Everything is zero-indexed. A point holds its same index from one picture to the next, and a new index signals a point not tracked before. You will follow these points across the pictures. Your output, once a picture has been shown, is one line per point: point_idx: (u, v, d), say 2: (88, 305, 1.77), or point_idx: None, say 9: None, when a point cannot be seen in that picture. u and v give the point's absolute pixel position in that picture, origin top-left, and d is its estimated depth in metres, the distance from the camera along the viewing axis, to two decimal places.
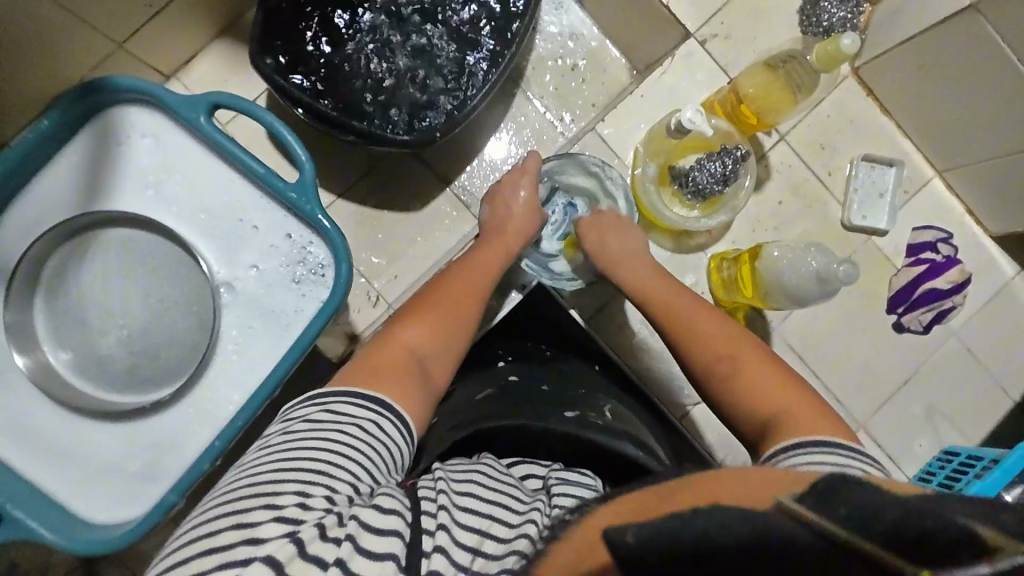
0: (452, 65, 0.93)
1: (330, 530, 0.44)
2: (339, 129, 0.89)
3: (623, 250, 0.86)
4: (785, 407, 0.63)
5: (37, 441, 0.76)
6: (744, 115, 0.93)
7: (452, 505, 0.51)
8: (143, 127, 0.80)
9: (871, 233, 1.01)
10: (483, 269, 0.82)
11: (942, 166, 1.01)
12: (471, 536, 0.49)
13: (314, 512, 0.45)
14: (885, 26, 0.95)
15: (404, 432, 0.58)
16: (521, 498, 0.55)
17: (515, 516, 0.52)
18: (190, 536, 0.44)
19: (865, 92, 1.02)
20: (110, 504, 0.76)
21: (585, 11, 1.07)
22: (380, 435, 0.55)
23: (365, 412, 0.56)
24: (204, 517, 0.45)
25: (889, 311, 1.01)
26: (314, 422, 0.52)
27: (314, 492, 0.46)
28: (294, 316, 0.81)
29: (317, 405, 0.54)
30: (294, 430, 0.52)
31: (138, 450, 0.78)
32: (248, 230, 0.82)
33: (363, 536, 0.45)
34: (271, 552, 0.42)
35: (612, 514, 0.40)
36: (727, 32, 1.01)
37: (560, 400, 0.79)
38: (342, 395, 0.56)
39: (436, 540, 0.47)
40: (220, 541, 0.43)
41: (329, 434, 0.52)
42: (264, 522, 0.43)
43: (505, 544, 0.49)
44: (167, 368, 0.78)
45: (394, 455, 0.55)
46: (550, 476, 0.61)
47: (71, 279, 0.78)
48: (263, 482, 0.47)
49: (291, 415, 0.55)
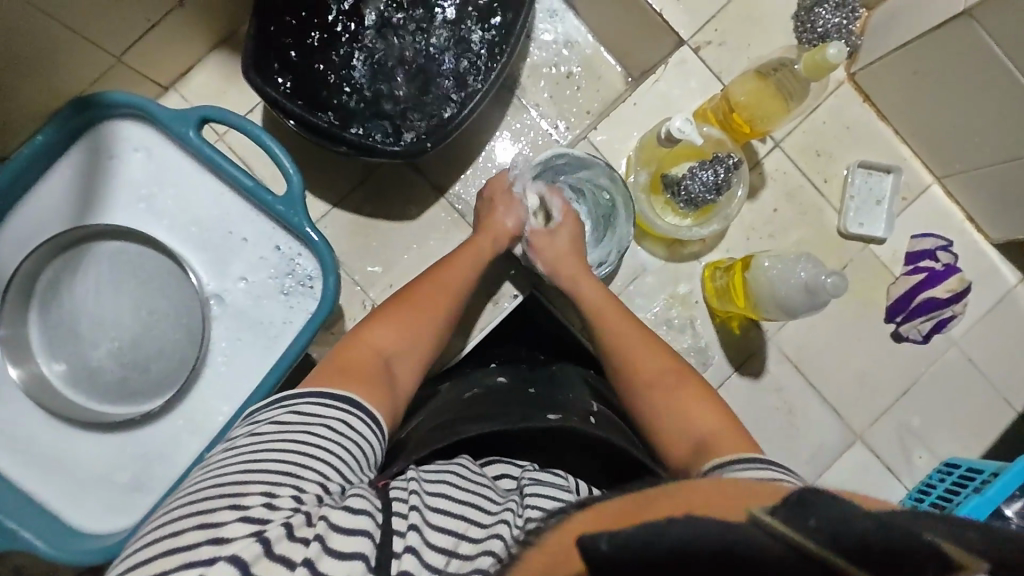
0: (444, 76, 0.93)
1: (298, 530, 0.45)
2: (331, 141, 0.90)
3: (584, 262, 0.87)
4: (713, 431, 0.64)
5: (32, 451, 0.77)
6: (737, 123, 0.93)
7: (423, 506, 0.51)
8: (135, 140, 0.81)
9: (868, 241, 1.00)
10: (464, 277, 0.83)
11: (941, 172, 1.00)
12: (444, 538, 0.49)
13: (280, 512, 0.46)
14: (882, 33, 0.94)
15: (373, 428, 0.59)
16: (494, 500, 0.55)
17: (487, 517, 0.52)
18: (158, 535, 0.45)
19: (862, 97, 1.01)
20: (102, 513, 0.77)
21: (580, 19, 1.06)
22: (348, 433, 0.56)
23: (333, 411, 0.56)
24: (172, 518, 0.46)
25: (887, 320, 1.00)
26: (283, 424, 0.53)
27: (280, 492, 0.47)
28: (282, 328, 0.82)
29: (286, 406, 0.55)
30: (262, 430, 0.53)
31: (128, 461, 0.78)
32: (237, 242, 0.82)
33: (331, 536, 0.45)
34: (236, 552, 0.42)
35: (588, 520, 0.40)
36: (722, 39, 1.00)
37: (543, 401, 0.79)
38: (310, 396, 0.57)
39: (407, 540, 0.47)
40: (185, 540, 0.43)
41: (296, 434, 0.52)
42: (229, 523, 0.44)
43: (477, 545, 0.49)
44: (157, 380, 0.79)
45: (365, 450, 0.56)
46: (524, 477, 0.61)
47: (64, 293, 0.79)
48: (230, 484, 0.47)
49: (258, 418, 0.55)
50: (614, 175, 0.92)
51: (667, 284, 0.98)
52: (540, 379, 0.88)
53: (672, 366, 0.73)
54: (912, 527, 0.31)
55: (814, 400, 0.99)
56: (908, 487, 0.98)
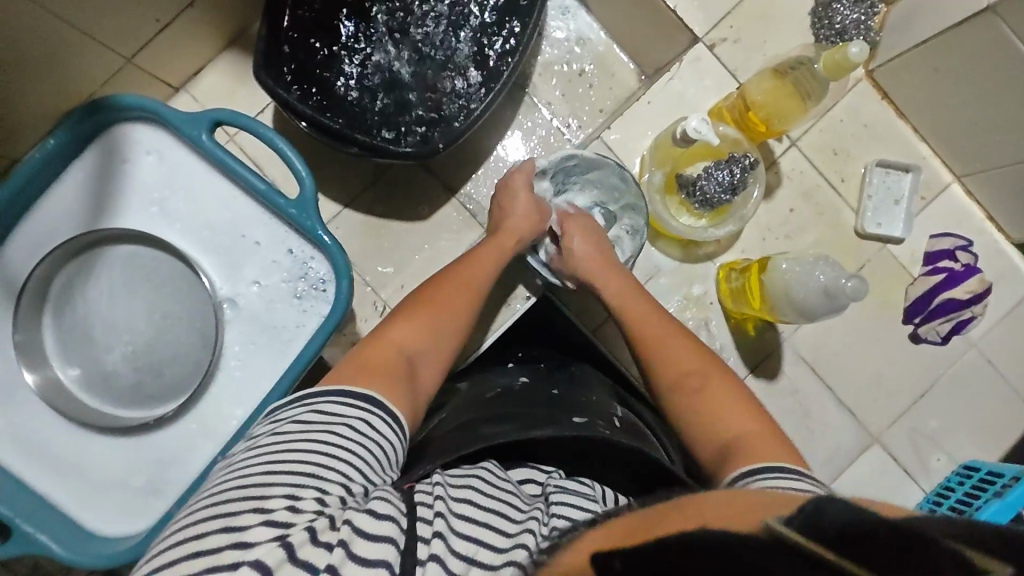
0: (455, 74, 0.92)
1: (322, 534, 0.44)
2: (342, 142, 0.88)
3: (603, 258, 0.88)
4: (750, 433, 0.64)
5: (46, 455, 0.77)
6: (752, 122, 0.91)
7: (449, 512, 0.50)
8: (148, 143, 0.81)
9: (885, 241, 0.99)
10: (485, 273, 0.82)
11: (961, 171, 0.98)
12: (468, 546, 0.48)
13: (304, 515, 0.45)
14: (901, 29, 0.93)
15: (394, 427, 0.58)
16: (519, 507, 0.55)
17: (513, 526, 0.52)
18: (179, 537, 0.45)
19: (881, 95, 0.99)
20: (117, 517, 0.78)
21: (592, 16, 1.05)
22: (370, 433, 0.55)
23: (354, 410, 0.56)
24: (194, 519, 0.46)
25: (905, 321, 0.99)
26: (304, 423, 0.53)
27: (304, 494, 0.47)
28: (296, 332, 0.82)
29: (306, 405, 0.55)
30: (284, 430, 0.52)
31: (143, 464, 0.79)
32: (249, 245, 0.82)
33: (354, 541, 0.45)
34: (259, 556, 0.42)
35: (601, 536, 0.40)
36: (737, 35, 0.99)
37: (566, 404, 0.77)
38: (330, 394, 0.57)
39: (431, 548, 0.47)
40: (207, 543, 0.43)
41: (317, 434, 0.52)
42: (252, 527, 0.44)
43: (501, 555, 0.49)
44: (171, 385, 0.79)
45: (387, 451, 0.55)
46: (549, 484, 0.61)
47: (77, 297, 0.79)
48: (252, 486, 0.47)
49: (280, 417, 0.55)
50: (622, 173, 0.91)
51: (681, 285, 0.97)
52: (562, 379, 0.86)
53: (705, 363, 0.72)
54: (937, 533, 0.31)
55: (830, 403, 0.98)
56: (926, 490, 0.97)
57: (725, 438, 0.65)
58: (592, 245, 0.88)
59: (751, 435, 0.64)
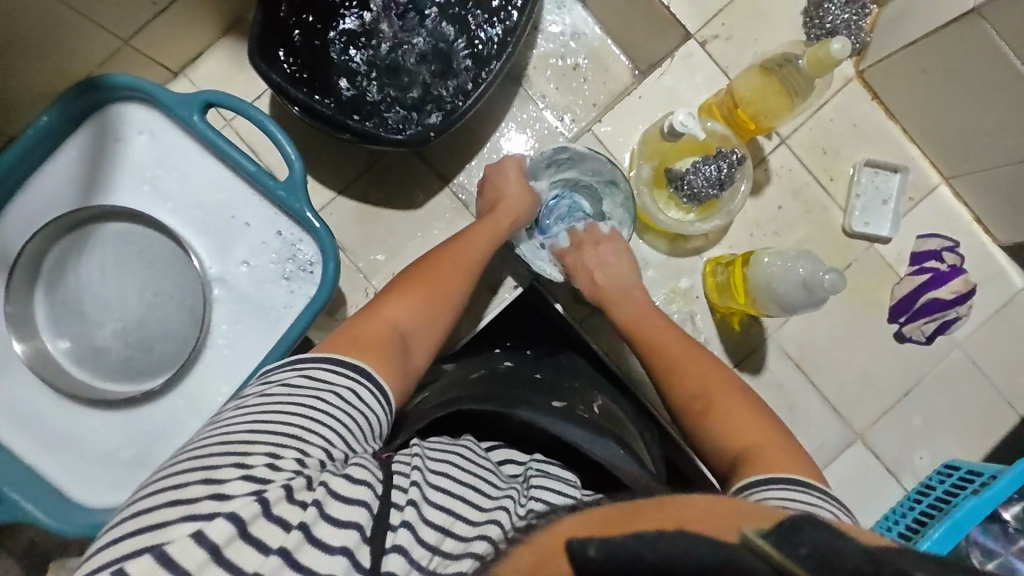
0: (448, 66, 0.93)
1: (297, 493, 0.45)
2: (331, 126, 0.89)
3: (611, 276, 0.88)
4: (755, 443, 0.65)
5: (35, 426, 0.79)
6: (741, 119, 0.92)
7: (425, 483, 0.51)
8: (139, 124, 0.82)
9: (873, 240, 0.99)
10: (475, 253, 0.83)
11: (949, 173, 0.99)
12: (442, 517, 0.49)
13: (282, 473, 0.46)
14: (891, 30, 0.94)
15: (381, 399, 0.59)
16: (495, 484, 0.56)
17: (487, 501, 0.53)
18: (160, 486, 0.46)
19: (871, 96, 1.00)
20: (103, 489, 0.79)
21: (588, 11, 1.06)
22: (356, 402, 0.56)
23: (344, 378, 0.57)
24: (176, 470, 0.47)
25: (890, 321, 0.99)
26: (293, 386, 0.54)
27: (284, 454, 0.48)
28: (284, 312, 0.83)
29: (297, 368, 0.56)
30: (272, 391, 0.54)
31: (129, 438, 0.80)
32: (239, 226, 0.83)
33: (328, 503, 0.46)
34: (235, 509, 0.43)
35: (579, 524, 0.37)
36: (729, 33, 1.00)
37: (551, 390, 0.79)
38: (322, 360, 0.58)
39: (403, 515, 0.47)
40: (187, 494, 0.44)
41: (303, 398, 0.53)
42: (231, 480, 0.45)
43: (474, 528, 0.50)
44: (158, 360, 0.81)
45: (370, 421, 0.57)
46: (530, 466, 0.62)
47: (69, 271, 0.81)
48: (235, 442, 0.48)
49: (269, 378, 0.56)
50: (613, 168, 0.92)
51: (669, 278, 0.97)
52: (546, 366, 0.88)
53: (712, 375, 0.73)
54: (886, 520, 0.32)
55: (814, 399, 0.98)
56: (907, 488, 0.97)
57: (734, 450, 0.66)
58: (595, 263, 0.89)
59: (762, 445, 0.65)
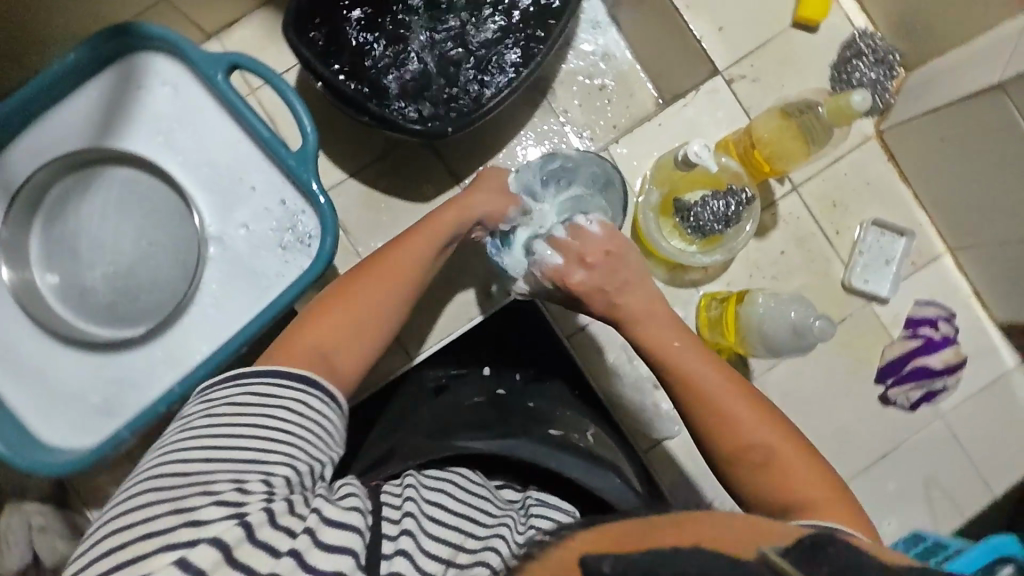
0: (476, 66, 0.94)
1: (281, 516, 0.46)
2: (351, 107, 0.89)
3: (621, 284, 0.76)
4: (811, 497, 0.62)
5: (10, 357, 0.78)
6: (755, 160, 0.92)
7: (419, 513, 0.52)
8: (164, 76, 0.82)
9: (870, 299, 0.99)
10: (425, 255, 0.74)
11: (954, 243, 0.99)
12: (442, 547, 0.49)
13: (254, 495, 0.47)
14: (915, 95, 0.95)
15: (330, 407, 0.59)
16: (491, 514, 0.57)
17: (482, 530, 0.53)
18: (125, 522, 0.45)
19: (887, 156, 1.00)
20: (67, 429, 0.78)
21: (622, 34, 1.08)
22: (308, 413, 0.56)
23: (289, 391, 0.56)
24: (140, 504, 0.46)
25: (877, 380, 0.99)
26: (238, 406, 0.53)
27: (248, 477, 0.48)
28: (275, 280, 0.82)
29: (238, 387, 0.55)
30: (219, 413, 0.53)
31: (102, 383, 0.79)
32: (245, 190, 0.83)
33: (320, 530, 0.46)
34: (219, 533, 0.43)
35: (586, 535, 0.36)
36: (756, 75, 1.00)
37: (538, 421, 0.84)
38: (262, 374, 0.56)
39: (397, 544, 0.47)
40: (160, 525, 0.44)
41: (254, 418, 0.53)
42: (205, 507, 0.45)
43: (472, 555, 0.50)
44: (142, 308, 0.81)
45: (325, 431, 0.57)
46: (530, 498, 0.65)
47: (70, 209, 0.81)
48: (196, 473, 0.48)
49: (211, 397, 0.55)
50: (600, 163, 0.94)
51: None
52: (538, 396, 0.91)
53: (753, 405, 0.67)
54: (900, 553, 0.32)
55: None
56: None
57: (787, 502, 0.62)
58: (604, 267, 0.77)
59: (820, 500, 0.61)
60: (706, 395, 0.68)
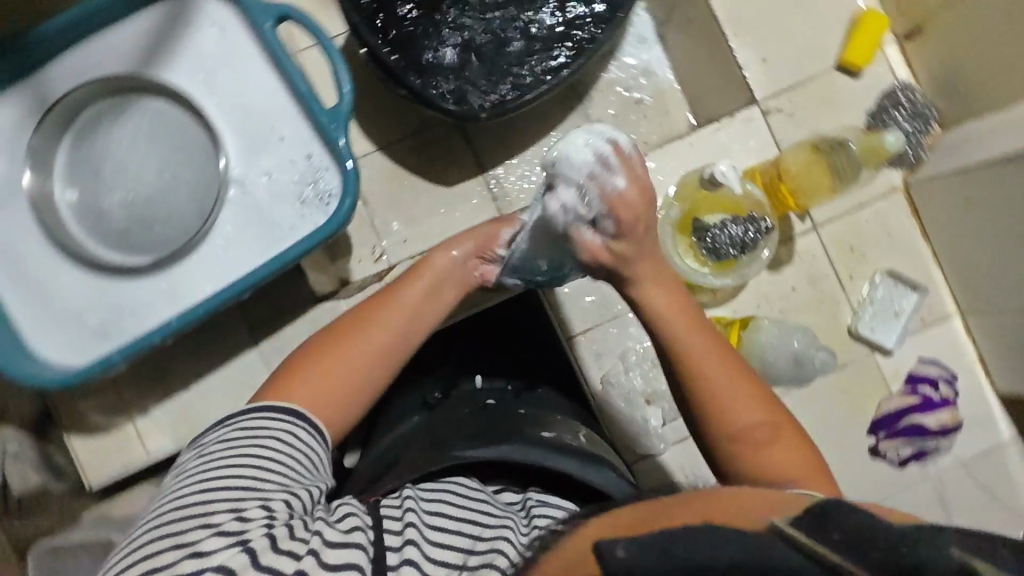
0: (520, 58, 0.95)
1: (281, 541, 0.50)
2: (393, 79, 0.92)
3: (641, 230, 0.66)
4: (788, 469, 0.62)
5: (17, 264, 0.79)
6: (779, 192, 0.95)
7: (421, 523, 0.56)
8: (212, 16, 0.82)
9: (874, 349, 0.99)
10: (421, 298, 0.79)
11: (965, 306, 0.98)
12: (448, 555, 0.54)
13: (254, 522, 0.51)
14: (948, 153, 0.94)
15: (318, 438, 0.64)
16: (493, 513, 0.60)
17: (485, 531, 0.57)
18: (132, 559, 0.49)
19: (911, 210, 1.00)
20: (60, 344, 0.78)
21: (666, 54, 1.11)
22: (296, 444, 0.61)
23: (282, 425, 0.61)
24: (144, 542, 0.50)
25: (869, 431, 0.98)
26: (232, 442, 0.58)
27: (246, 506, 0.52)
28: (288, 233, 0.81)
29: (233, 426, 0.60)
30: (214, 452, 0.57)
31: (102, 306, 0.80)
32: (274, 140, 0.82)
33: (324, 550, 0.51)
34: (223, 562, 0.48)
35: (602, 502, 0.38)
36: (793, 110, 1.00)
37: (529, 421, 0.81)
38: (254, 413, 0.61)
39: (404, 554, 0.52)
40: (163, 560, 0.48)
41: (248, 450, 0.57)
42: (206, 539, 0.49)
43: (479, 557, 0.54)
44: (153, 238, 0.81)
45: (313, 459, 0.61)
46: (531, 498, 0.66)
47: (101, 132, 0.82)
48: (193, 507, 0.52)
49: (205, 442, 0.60)
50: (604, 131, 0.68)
51: None
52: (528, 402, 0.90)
53: (739, 379, 0.66)
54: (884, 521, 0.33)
55: None
56: None
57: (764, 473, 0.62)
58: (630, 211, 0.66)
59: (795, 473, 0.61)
60: (699, 361, 0.66)
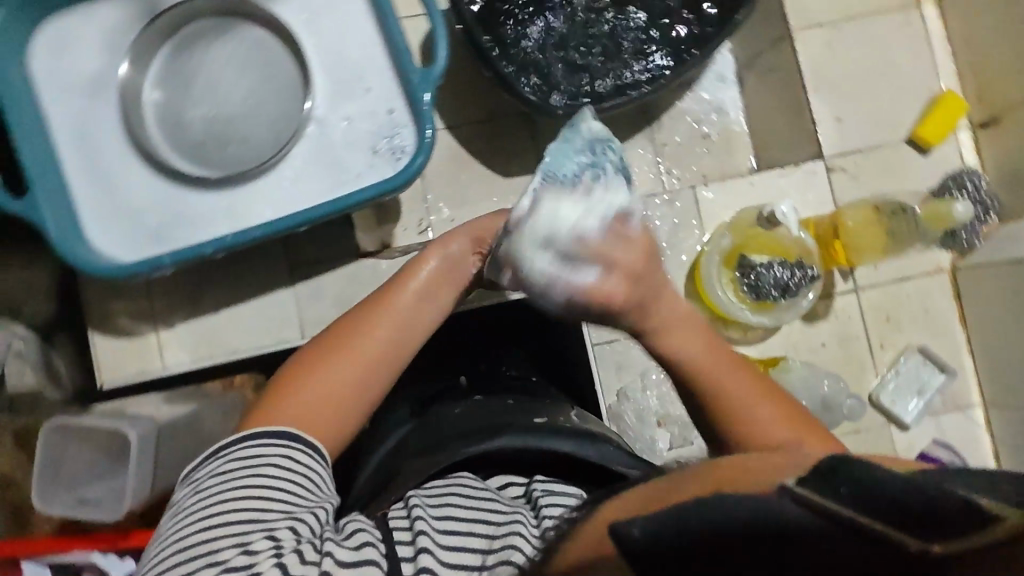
0: (603, 66, 0.97)
1: (293, 566, 0.48)
2: (487, 63, 0.93)
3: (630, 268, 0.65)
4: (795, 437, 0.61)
5: (93, 153, 0.82)
6: (833, 246, 0.97)
7: (431, 531, 0.54)
8: None
9: (891, 420, 0.99)
10: (420, 304, 0.73)
11: (990, 398, 0.98)
12: (462, 560, 0.52)
13: (262, 552, 0.49)
14: (1004, 242, 0.93)
15: (319, 457, 0.60)
16: (502, 509, 0.58)
17: (498, 526, 0.55)
18: None
19: (954, 294, 1.00)
20: (117, 237, 0.81)
21: (741, 95, 1.12)
22: (297, 468, 0.57)
23: (278, 448, 0.57)
24: None
25: None
26: (227, 473, 0.54)
27: (251, 537, 0.50)
28: (354, 179, 0.84)
29: (225, 457, 0.56)
30: (205, 487, 0.54)
31: (165, 210, 0.82)
32: (360, 89, 0.84)
33: (337, 569, 0.49)
34: None
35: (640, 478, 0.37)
36: (857, 172, 1.01)
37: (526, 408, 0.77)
38: (244, 441, 0.57)
39: (419, 563, 0.50)
40: None
41: (245, 480, 0.54)
42: None
43: (494, 555, 0.52)
44: (227, 157, 0.84)
45: (315, 479, 0.58)
46: (536, 488, 0.63)
47: (199, 47, 0.86)
48: (196, 549, 0.50)
49: (196, 476, 0.56)
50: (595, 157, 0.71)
51: None
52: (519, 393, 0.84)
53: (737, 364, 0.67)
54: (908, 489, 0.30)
55: None
56: None
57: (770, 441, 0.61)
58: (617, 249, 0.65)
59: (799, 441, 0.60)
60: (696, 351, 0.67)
